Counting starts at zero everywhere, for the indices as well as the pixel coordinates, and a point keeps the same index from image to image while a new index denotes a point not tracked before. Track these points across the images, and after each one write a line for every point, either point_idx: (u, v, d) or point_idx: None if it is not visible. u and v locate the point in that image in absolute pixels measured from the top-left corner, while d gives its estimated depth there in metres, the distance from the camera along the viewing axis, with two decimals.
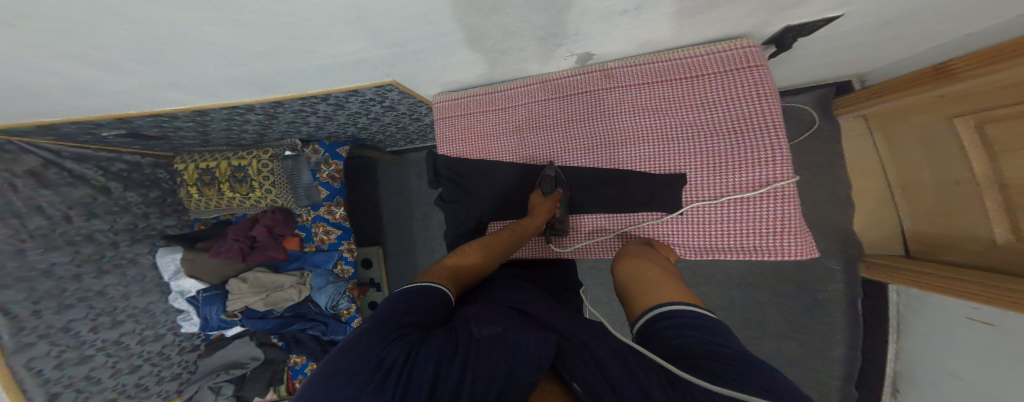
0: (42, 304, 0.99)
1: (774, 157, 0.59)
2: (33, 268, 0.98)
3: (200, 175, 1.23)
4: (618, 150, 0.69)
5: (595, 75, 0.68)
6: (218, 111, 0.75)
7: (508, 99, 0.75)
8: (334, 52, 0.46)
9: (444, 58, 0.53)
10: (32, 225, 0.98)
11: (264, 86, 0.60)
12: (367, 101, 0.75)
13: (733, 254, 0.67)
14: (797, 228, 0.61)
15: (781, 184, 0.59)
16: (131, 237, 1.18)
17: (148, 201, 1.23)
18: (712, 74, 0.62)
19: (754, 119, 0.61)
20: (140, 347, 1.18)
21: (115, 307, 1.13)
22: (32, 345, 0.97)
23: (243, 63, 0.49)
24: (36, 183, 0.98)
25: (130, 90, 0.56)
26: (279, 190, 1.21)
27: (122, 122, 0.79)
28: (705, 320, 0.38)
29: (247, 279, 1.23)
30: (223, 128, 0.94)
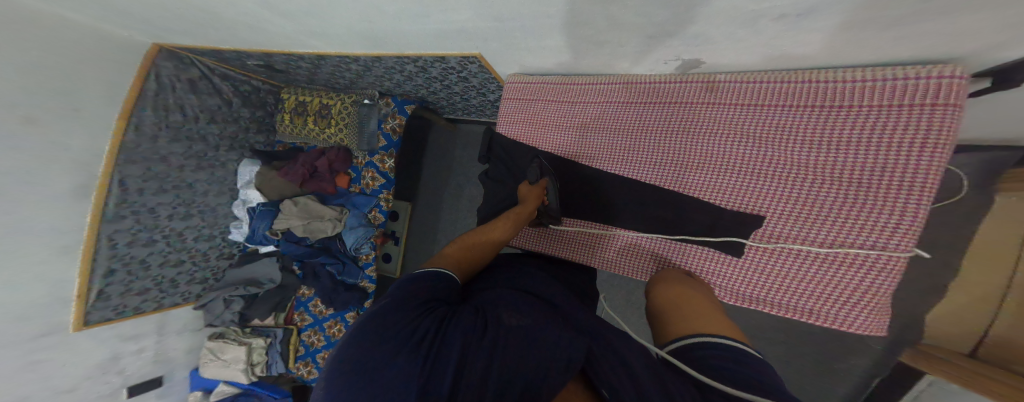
0: (147, 184, 1.17)
1: (892, 224, 0.48)
2: (157, 153, 1.18)
3: (298, 106, 1.39)
4: (691, 172, 0.63)
5: (688, 85, 0.61)
6: (334, 58, 0.83)
7: (580, 92, 0.72)
8: (447, 20, 0.46)
9: (536, 41, 0.51)
10: (172, 119, 1.20)
11: (378, 43, 0.63)
12: (448, 69, 0.76)
13: (788, 313, 0.60)
14: (879, 305, 0.52)
15: (885, 255, 0.49)
16: (230, 145, 1.38)
17: (253, 119, 1.43)
18: (842, 108, 0.49)
19: (884, 173, 0.47)
20: (193, 243, 1.34)
21: (189, 202, 1.30)
22: (122, 218, 1.12)
23: (373, 21, 0.52)
24: (188, 88, 1.20)
25: (253, 17, 0.63)
26: (348, 133, 1.31)
27: (268, 57, 0.95)
28: (745, 354, 0.35)
29: (298, 203, 1.36)
30: (330, 73, 1.03)
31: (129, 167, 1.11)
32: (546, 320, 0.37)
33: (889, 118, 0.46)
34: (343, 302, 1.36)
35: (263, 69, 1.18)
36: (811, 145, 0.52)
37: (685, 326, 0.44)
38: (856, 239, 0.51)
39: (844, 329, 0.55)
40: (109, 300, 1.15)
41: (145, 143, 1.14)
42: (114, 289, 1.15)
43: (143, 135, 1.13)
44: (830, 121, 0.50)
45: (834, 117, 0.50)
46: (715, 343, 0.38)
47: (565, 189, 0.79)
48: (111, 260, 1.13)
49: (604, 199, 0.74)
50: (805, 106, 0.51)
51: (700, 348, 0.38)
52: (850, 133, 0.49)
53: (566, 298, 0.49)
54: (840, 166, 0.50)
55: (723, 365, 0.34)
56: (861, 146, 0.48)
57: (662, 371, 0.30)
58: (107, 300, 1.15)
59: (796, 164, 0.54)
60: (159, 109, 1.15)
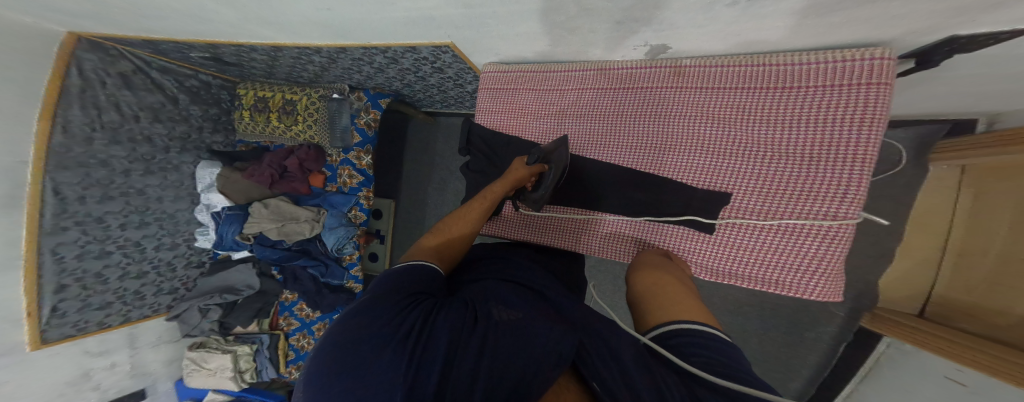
0: (89, 192, 1.08)
1: (842, 195, 0.51)
2: (94, 157, 1.08)
3: (257, 102, 1.31)
4: (665, 155, 0.65)
5: (661, 71, 0.62)
6: (293, 49, 0.78)
7: (553, 81, 0.72)
8: (411, 6, 0.44)
9: (510, 28, 0.50)
10: (106, 118, 1.09)
11: (341, 32, 0.60)
12: (421, 59, 0.74)
13: (756, 285, 0.63)
14: (833, 271, 0.55)
15: (836, 223, 0.53)
16: (183, 147, 1.31)
17: (206, 116, 1.34)
18: (801, 88, 0.52)
19: (836, 148, 0.51)
20: (154, 253, 1.28)
21: (145, 210, 1.23)
22: (67, 230, 1.05)
23: (335, 9, 0.49)
24: (123, 83, 1.09)
25: (217, 17, 0.61)
26: (319, 129, 1.25)
27: (214, 47, 0.86)
28: (716, 341, 0.38)
29: (269, 205, 1.32)
30: (289, 65, 0.96)
31: (62, 173, 1.01)
32: (538, 314, 0.37)
33: (837, 96, 0.49)
34: (330, 304, 1.34)
35: (215, 63, 1.10)
36: (771, 123, 0.55)
37: (662, 313, 0.46)
38: (815, 210, 0.54)
39: (805, 296, 0.59)
40: (65, 318, 1.09)
41: (77, 146, 1.03)
42: (68, 307, 1.09)
43: (75, 137, 1.02)
44: (787, 100, 0.53)
45: (793, 98, 0.53)
46: (691, 328, 0.41)
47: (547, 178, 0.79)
48: (59, 276, 1.05)
49: (586, 188, 0.75)
50: (768, 88, 0.54)
51: (680, 334, 0.40)
52: (804, 111, 0.52)
53: (555, 287, 0.51)
54: (798, 143, 0.54)
55: (698, 352, 0.37)
56: (815, 123, 0.52)
57: (651, 363, 0.31)
58: (62, 318, 1.09)
59: (759, 142, 0.57)
60: (89, 107, 1.04)
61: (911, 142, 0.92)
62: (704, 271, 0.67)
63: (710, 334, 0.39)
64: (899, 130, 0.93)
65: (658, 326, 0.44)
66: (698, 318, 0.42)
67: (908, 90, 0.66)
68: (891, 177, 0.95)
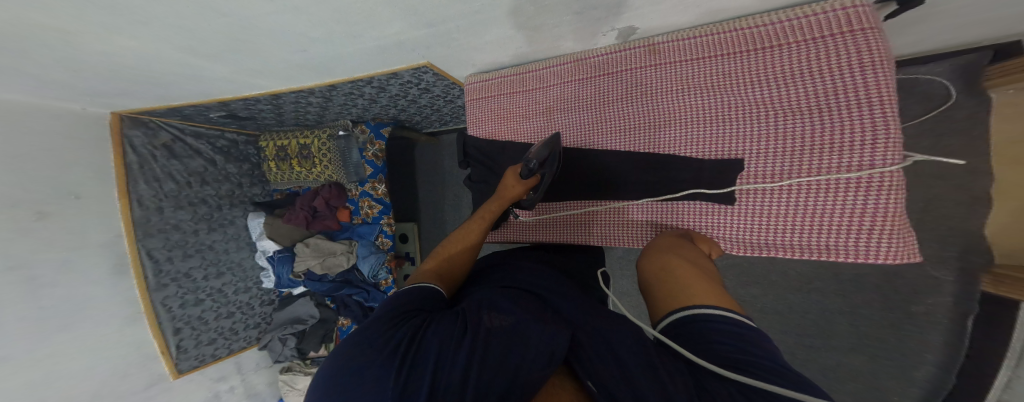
0: (173, 252, 1.21)
1: (861, 140, 0.48)
2: (168, 223, 1.21)
3: (277, 151, 1.40)
4: (662, 132, 0.64)
5: (636, 51, 0.63)
6: (289, 95, 0.84)
7: (536, 80, 0.73)
8: (378, 35, 0.47)
9: (478, 38, 0.52)
10: (166, 188, 1.21)
11: (322, 71, 0.64)
12: (405, 83, 0.77)
13: (798, 253, 0.58)
14: (886, 226, 0.49)
15: (863, 172, 0.49)
16: (231, 202, 1.40)
17: (243, 173, 1.43)
18: (782, 45, 0.52)
19: (837, 94, 0.49)
20: (235, 296, 1.38)
21: (217, 260, 1.33)
22: (166, 286, 1.19)
23: (309, 50, 0.52)
24: (168, 154, 1.20)
25: (219, 76, 0.68)
26: (335, 168, 1.32)
27: (224, 105, 0.94)
28: (733, 326, 0.37)
29: (310, 244, 1.37)
30: (292, 110, 1.03)
31: (149, 239, 1.16)
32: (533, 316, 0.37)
33: (817, 46, 0.49)
34: None
35: (231, 120, 1.20)
36: (761, 83, 0.54)
37: (675, 301, 0.44)
38: (839, 164, 0.50)
39: (861, 258, 0.52)
40: (189, 352, 1.24)
41: (154, 215, 1.17)
42: (188, 344, 1.24)
43: (149, 208, 1.16)
44: (770, 58, 0.53)
45: (777, 55, 0.52)
46: (704, 315, 0.39)
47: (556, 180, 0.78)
48: (172, 322, 1.20)
49: (598, 177, 0.73)
50: (749, 50, 0.54)
51: (695, 323, 0.39)
52: (791, 66, 0.51)
53: (567, 289, 0.50)
54: (796, 97, 0.52)
55: (712, 340, 0.36)
56: (806, 76, 0.51)
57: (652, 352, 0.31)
58: (187, 352, 1.23)
59: (754, 104, 0.55)
60: (151, 181, 1.17)
61: (955, 73, 0.83)
62: (734, 244, 0.63)
63: (727, 321, 0.38)
64: (936, 64, 0.85)
65: (670, 316, 0.42)
66: (714, 304, 0.40)
67: (923, 28, 0.61)
68: (944, 113, 0.86)
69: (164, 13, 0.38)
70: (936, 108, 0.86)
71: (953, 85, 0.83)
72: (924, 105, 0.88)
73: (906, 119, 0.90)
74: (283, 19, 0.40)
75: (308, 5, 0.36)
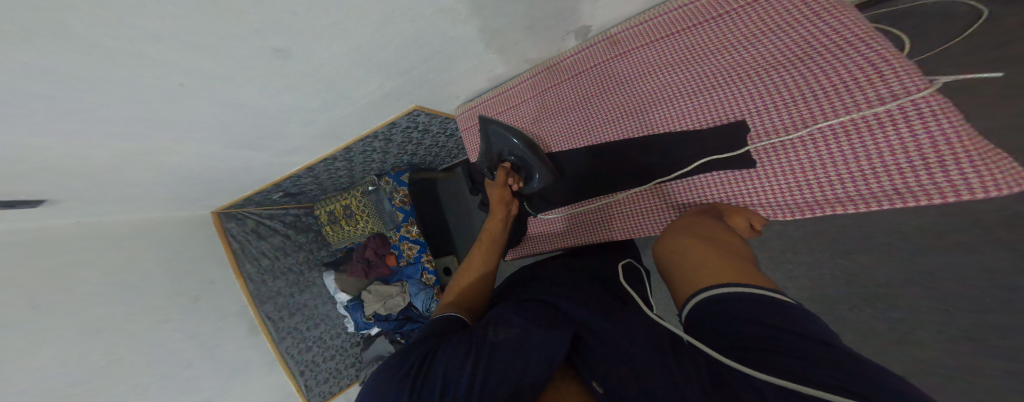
0: (283, 313, 1.26)
1: (847, 68, 0.48)
2: (274, 291, 1.26)
3: (328, 215, 1.43)
4: (650, 111, 0.65)
5: (600, 46, 0.69)
6: (320, 165, 0.97)
7: (517, 95, 0.79)
8: (358, 83, 0.55)
9: (441, 57, 0.57)
10: (265, 265, 1.26)
11: (334, 135, 0.76)
12: (406, 129, 0.88)
13: (860, 204, 0.49)
14: (946, 150, 0.42)
15: (871, 96, 0.46)
16: (309, 266, 1.40)
17: (312, 239, 1.44)
18: (732, 11, 0.58)
19: (801, 36, 0.52)
20: (333, 340, 1.40)
21: (313, 314, 1.36)
22: (285, 338, 1.25)
23: (315, 120, 0.64)
24: (257, 236, 1.24)
25: (264, 164, 0.81)
26: (373, 220, 1.37)
27: (278, 186, 1.08)
28: (768, 306, 0.35)
29: (372, 290, 1.38)
30: (328, 178, 1.18)
31: (265, 305, 1.22)
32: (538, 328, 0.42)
33: (763, 6, 0.56)
34: None
35: (290, 199, 1.28)
36: (730, 45, 0.58)
37: (700, 280, 0.43)
38: (845, 103, 0.48)
39: (949, 198, 0.43)
40: (315, 390, 1.30)
41: (263, 285, 1.23)
42: (313, 383, 1.30)
43: (259, 283, 1.22)
44: (727, 25, 0.58)
45: (730, 20, 0.58)
46: (735, 295, 0.37)
47: (567, 184, 0.78)
48: (298, 365, 1.27)
49: (602, 173, 0.73)
50: (704, 21, 0.60)
51: (729, 301, 0.37)
52: (749, 26, 0.57)
53: (596, 299, 0.51)
54: (766, 48, 0.55)
55: (752, 321, 0.33)
56: (767, 32, 0.55)
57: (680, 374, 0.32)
58: (314, 389, 1.30)
59: (729, 66, 0.57)
60: (254, 260, 1.23)
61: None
62: (776, 209, 0.56)
63: (761, 302, 0.35)
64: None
65: (698, 298, 0.41)
66: (745, 281, 0.39)
67: None
68: None
69: (205, 114, 0.48)
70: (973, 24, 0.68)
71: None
72: (951, 25, 0.71)
73: (938, 45, 0.73)
74: (287, 91, 0.50)
75: (293, 64, 0.43)
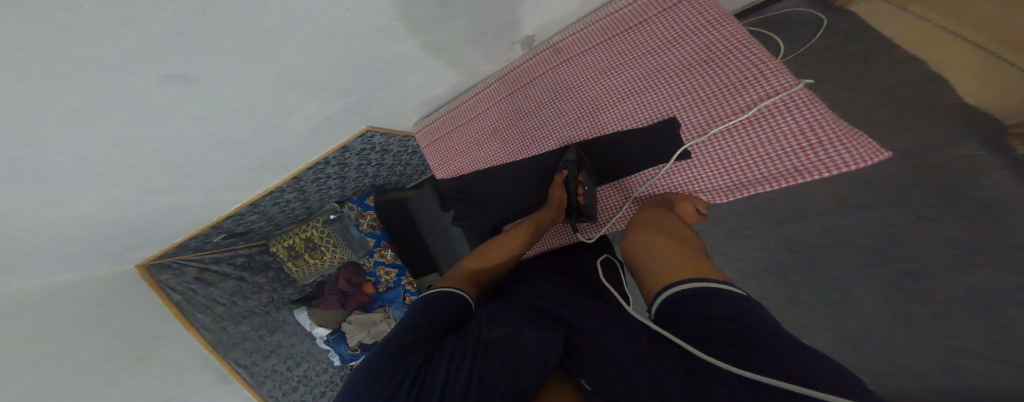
0: (255, 356, 1.16)
1: (752, 67, 0.55)
2: (239, 334, 1.15)
3: (287, 249, 1.29)
4: (598, 114, 0.68)
5: (544, 55, 0.72)
6: (266, 198, 0.90)
7: (472, 108, 0.79)
8: (295, 111, 0.54)
9: (384, 77, 0.57)
10: (221, 311, 1.14)
11: (279, 166, 0.72)
12: (362, 152, 0.86)
13: (773, 183, 0.55)
14: (831, 132, 0.50)
15: (771, 92, 0.53)
16: (275, 306, 1.28)
17: (271, 278, 1.30)
18: (654, 16, 0.62)
19: (714, 39, 0.58)
20: (319, 377, 1.33)
21: (291, 353, 1.27)
22: (264, 382, 1.16)
23: (253, 150, 0.59)
24: (203, 284, 1.12)
25: (196, 203, 0.72)
26: (341, 250, 1.28)
27: (216, 227, 0.97)
28: (741, 301, 0.36)
29: (353, 320, 1.32)
30: (280, 210, 1.07)
31: (232, 352, 1.11)
32: (526, 331, 0.42)
33: (680, 11, 0.61)
34: None
35: (236, 239, 1.14)
36: (658, 48, 0.62)
37: (665, 274, 0.44)
38: (754, 95, 0.54)
39: (834, 172, 0.50)
40: None
41: (224, 333, 1.12)
42: None
43: (216, 330, 1.10)
44: (652, 30, 0.62)
45: (655, 25, 0.62)
46: (710, 289, 0.38)
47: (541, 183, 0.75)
48: None
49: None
50: (633, 28, 0.64)
51: (703, 296, 0.37)
52: (671, 30, 0.61)
53: (577, 299, 0.51)
54: (687, 50, 0.60)
55: (723, 314, 0.34)
56: (686, 35, 0.60)
57: (649, 363, 0.34)
58: None
59: (660, 67, 0.62)
60: (206, 309, 1.11)
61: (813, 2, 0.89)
62: (715, 194, 0.61)
63: (731, 295, 0.37)
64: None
65: (665, 291, 0.42)
66: (715, 278, 0.40)
67: None
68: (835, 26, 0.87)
69: (117, 149, 0.43)
70: (821, 27, 0.87)
71: (817, 9, 0.89)
72: (806, 28, 0.89)
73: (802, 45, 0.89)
74: (214, 122, 0.46)
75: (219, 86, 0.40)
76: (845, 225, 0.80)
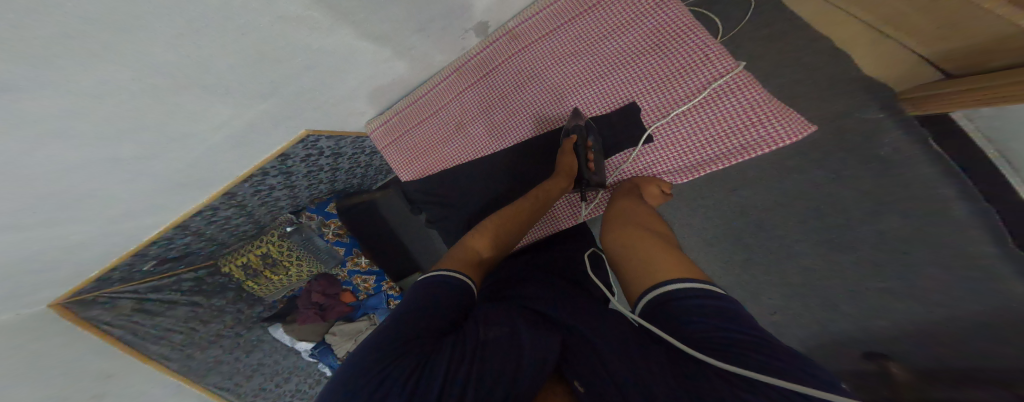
0: (237, 378, 1.17)
1: (704, 49, 0.56)
2: (212, 359, 1.09)
3: (242, 268, 1.12)
4: (563, 103, 0.66)
5: (501, 41, 0.67)
6: (194, 219, 0.77)
7: (430, 103, 0.74)
8: (209, 126, 0.46)
9: (310, 74, 0.50)
10: (179, 338, 1.02)
11: (201, 185, 0.62)
12: (307, 158, 0.78)
13: (728, 161, 0.58)
14: (773, 110, 0.54)
15: (720, 74, 0.55)
16: (246, 325, 1.19)
17: (230, 301, 1.14)
18: None
19: (668, 20, 0.58)
20: (307, 387, 1.40)
21: (277, 370, 1.29)
22: (251, 400, 1.21)
23: (171, 170, 0.50)
24: (143, 315, 0.94)
25: (109, 237, 0.61)
26: (308, 262, 1.18)
27: (142, 256, 0.82)
28: (723, 303, 0.35)
29: (336, 332, 1.27)
30: (219, 229, 0.95)
31: (210, 378, 1.10)
32: (525, 332, 0.39)
33: None
34: None
35: (176, 263, 0.97)
36: (617, 30, 0.60)
37: (649, 272, 0.43)
38: (706, 76, 0.56)
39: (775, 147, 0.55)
40: None
41: (191, 360, 1.05)
42: None
43: (183, 360, 1.03)
44: (609, 10, 0.60)
45: (613, 5, 0.60)
46: (692, 290, 0.37)
47: (521, 172, 0.71)
48: None
49: (538, 163, 0.70)
50: (590, 9, 0.61)
51: (691, 298, 0.36)
52: (628, 10, 0.59)
53: (570, 297, 0.49)
54: (644, 31, 0.59)
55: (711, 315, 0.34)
56: (642, 15, 0.59)
57: (636, 358, 0.32)
58: None
59: (620, 51, 0.60)
60: (161, 339, 0.98)
61: None
62: (676, 174, 0.62)
63: (713, 295, 0.36)
64: None
65: (649, 294, 0.40)
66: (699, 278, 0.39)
67: None
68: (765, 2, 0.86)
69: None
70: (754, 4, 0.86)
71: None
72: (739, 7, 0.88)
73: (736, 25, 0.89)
74: (117, 147, 0.39)
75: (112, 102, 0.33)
76: (793, 196, 0.87)
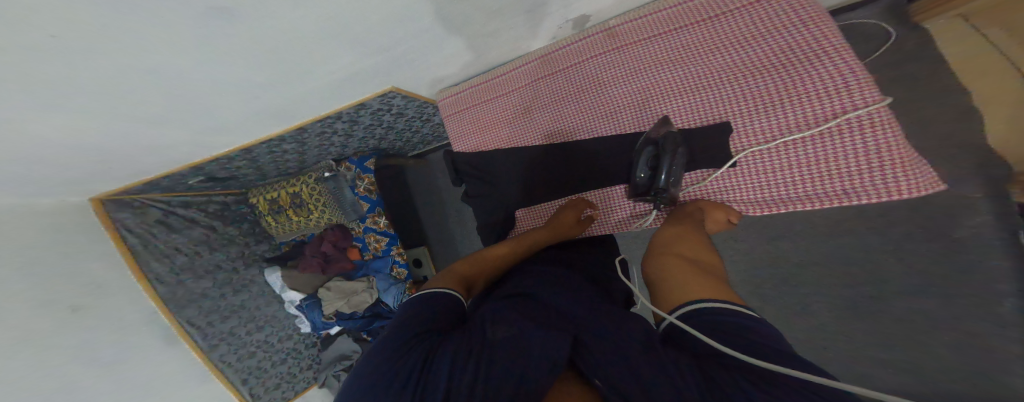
0: (212, 317, 1.10)
1: (826, 79, 0.51)
2: (194, 293, 1.08)
3: (269, 203, 1.26)
4: (646, 109, 0.63)
5: (596, 37, 0.66)
6: (261, 146, 0.83)
7: (507, 83, 0.74)
8: (329, 66, 0.50)
9: (414, 40, 0.50)
10: (179, 263, 1.06)
11: (291, 113, 0.66)
12: (377, 112, 0.79)
13: (819, 203, 0.54)
14: (897, 157, 0.48)
15: (840, 108, 0.50)
16: (246, 260, 1.23)
17: (246, 232, 1.25)
18: (725, 11, 0.58)
19: (787, 43, 0.54)
20: (284, 343, 1.28)
21: (253, 317, 1.21)
22: (217, 346, 1.10)
23: (262, 95, 0.53)
24: (167, 228, 1.05)
25: (168, 142, 0.64)
26: (330, 209, 1.25)
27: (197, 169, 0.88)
28: (747, 319, 0.36)
29: (332, 287, 1.26)
30: (270, 161, 1.01)
31: (185, 310, 1.05)
32: (539, 328, 0.39)
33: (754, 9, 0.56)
34: None
35: (213, 184, 1.08)
36: (724, 45, 0.57)
37: (680, 292, 0.43)
38: (822, 109, 0.51)
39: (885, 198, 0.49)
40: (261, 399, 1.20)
41: (179, 287, 1.05)
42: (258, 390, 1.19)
43: (170, 284, 1.03)
44: (720, 25, 0.58)
45: (725, 21, 0.58)
46: (726, 309, 0.37)
47: (563, 169, 0.71)
48: (236, 374, 1.15)
49: (592, 165, 0.69)
50: (699, 20, 0.59)
51: (715, 313, 0.37)
52: (741, 28, 0.57)
53: (599, 301, 0.47)
54: (755, 52, 0.55)
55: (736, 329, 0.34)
56: (757, 35, 0.56)
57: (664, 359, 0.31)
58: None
59: (722, 67, 0.57)
60: (163, 258, 1.03)
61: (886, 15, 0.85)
62: (751, 206, 0.60)
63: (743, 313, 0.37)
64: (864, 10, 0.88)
65: (678, 308, 0.40)
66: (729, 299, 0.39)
67: None
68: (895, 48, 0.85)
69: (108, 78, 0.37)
70: (886, 43, 0.85)
71: (887, 25, 0.85)
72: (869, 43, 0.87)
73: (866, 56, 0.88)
74: (202, 68, 0.40)
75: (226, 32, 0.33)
76: None
